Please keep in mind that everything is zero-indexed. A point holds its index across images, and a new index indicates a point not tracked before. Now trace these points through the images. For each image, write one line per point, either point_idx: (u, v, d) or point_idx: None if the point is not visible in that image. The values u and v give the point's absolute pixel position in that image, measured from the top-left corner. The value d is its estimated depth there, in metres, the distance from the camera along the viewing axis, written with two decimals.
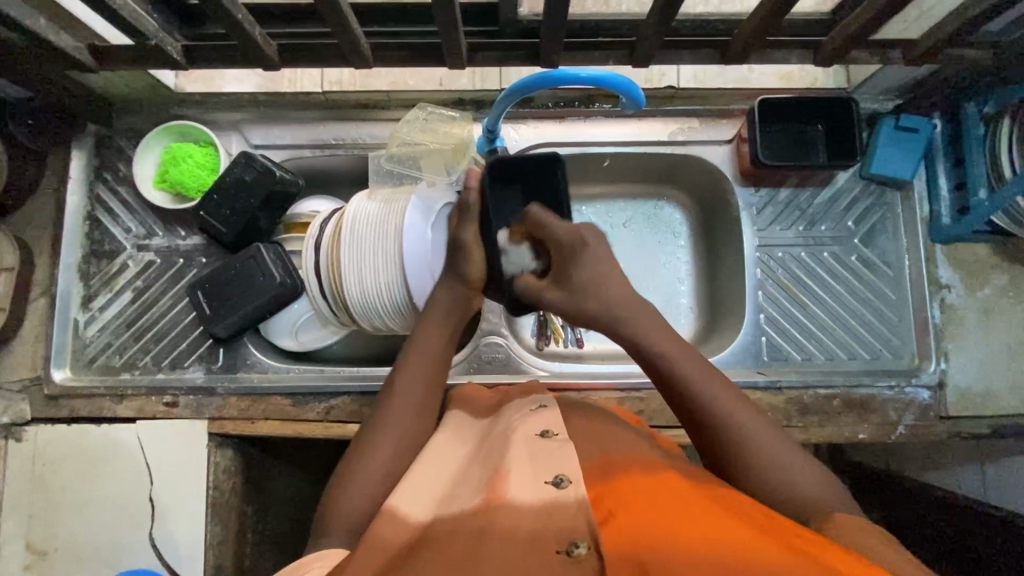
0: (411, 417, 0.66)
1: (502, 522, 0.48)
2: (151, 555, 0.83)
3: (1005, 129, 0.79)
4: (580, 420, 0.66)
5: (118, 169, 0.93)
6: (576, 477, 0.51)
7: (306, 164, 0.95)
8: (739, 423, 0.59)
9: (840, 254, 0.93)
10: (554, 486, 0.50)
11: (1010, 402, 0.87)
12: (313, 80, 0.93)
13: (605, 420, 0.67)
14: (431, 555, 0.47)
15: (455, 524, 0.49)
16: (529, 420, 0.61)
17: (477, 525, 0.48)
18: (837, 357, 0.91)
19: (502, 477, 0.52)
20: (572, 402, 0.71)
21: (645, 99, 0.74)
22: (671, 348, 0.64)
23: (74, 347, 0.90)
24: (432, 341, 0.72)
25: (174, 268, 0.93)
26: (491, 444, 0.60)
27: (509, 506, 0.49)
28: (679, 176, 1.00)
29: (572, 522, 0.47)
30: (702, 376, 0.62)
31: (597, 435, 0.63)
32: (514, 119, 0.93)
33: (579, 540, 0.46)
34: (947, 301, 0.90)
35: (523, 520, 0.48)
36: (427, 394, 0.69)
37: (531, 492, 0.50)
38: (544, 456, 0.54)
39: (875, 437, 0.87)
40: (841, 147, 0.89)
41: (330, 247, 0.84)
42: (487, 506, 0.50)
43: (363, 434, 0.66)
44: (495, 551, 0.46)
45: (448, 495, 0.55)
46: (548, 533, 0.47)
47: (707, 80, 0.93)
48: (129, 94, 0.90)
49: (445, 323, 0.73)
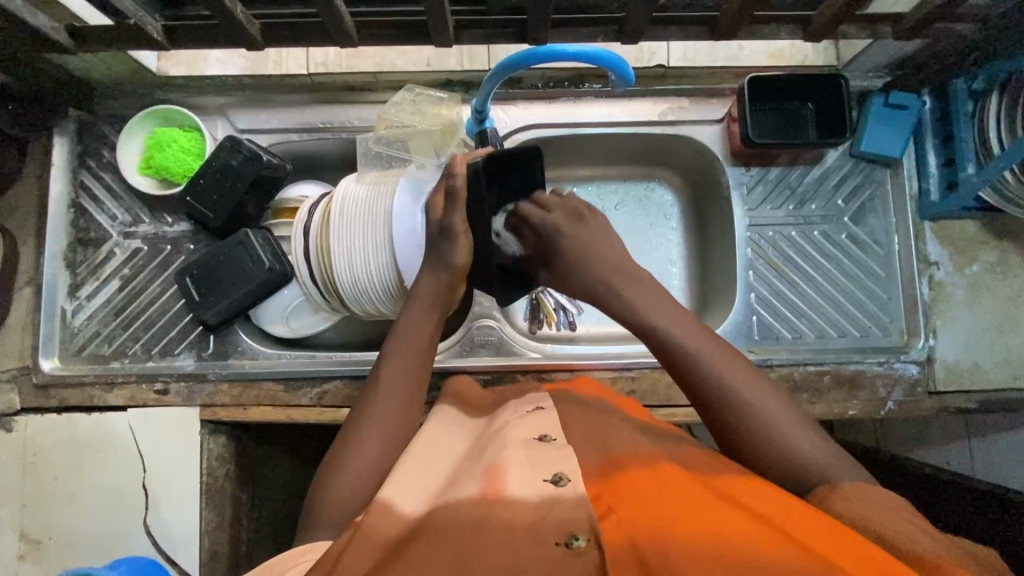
0: (399, 401, 0.66)
1: (501, 514, 0.48)
2: (146, 542, 0.82)
3: (994, 104, 0.80)
4: (574, 411, 0.66)
5: (102, 155, 0.92)
6: (575, 475, 0.52)
7: (293, 149, 0.94)
8: (756, 415, 0.60)
9: (830, 232, 0.93)
10: (552, 484, 0.51)
11: (995, 376, 0.88)
12: (299, 61, 0.93)
13: (598, 413, 0.66)
14: (428, 547, 0.47)
15: (452, 515, 0.50)
16: (526, 420, 0.61)
17: (477, 517, 0.49)
18: (827, 335, 0.91)
19: (499, 474, 0.52)
20: (567, 396, 0.70)
21: (634, 77, 0.73)
22: (688, 341, 0.63)
23: (63, 336, 0.89)
24: (420, 329, 0.70)
25: (162, 255, 0.92)
26: (487, 442, 0.60)
27: (508, 499, 0.49)
28: (671, 157, 1.00)
29: (573, 515, 0.48)
30: (724, 368, 0.62)
31: (594, 426, 0.62)
32: (504, 101, 0.92)
33: (578, 533, 0.46)
34: (936, 278, 0.91)
35: (521, 513, 0.48)
36: (417, 381, 0.68)
37: (529, 488, 0.50)
38: (543, 457, 0.54)
39: (864, 413, 0.88)
40: (831, 125, 0.88)
41: (320, 232, 0.84)
42: (485, 500, 0.50)
43: (353, 424, 0.66)
44: (493, 542, 0.46)
45: (444, 488, 0.55)
46: (548, 524, 0.47)
47: (696, 59, 0.93)
48: (111, 77, 0.89)
49: (428, 311, 0.71)
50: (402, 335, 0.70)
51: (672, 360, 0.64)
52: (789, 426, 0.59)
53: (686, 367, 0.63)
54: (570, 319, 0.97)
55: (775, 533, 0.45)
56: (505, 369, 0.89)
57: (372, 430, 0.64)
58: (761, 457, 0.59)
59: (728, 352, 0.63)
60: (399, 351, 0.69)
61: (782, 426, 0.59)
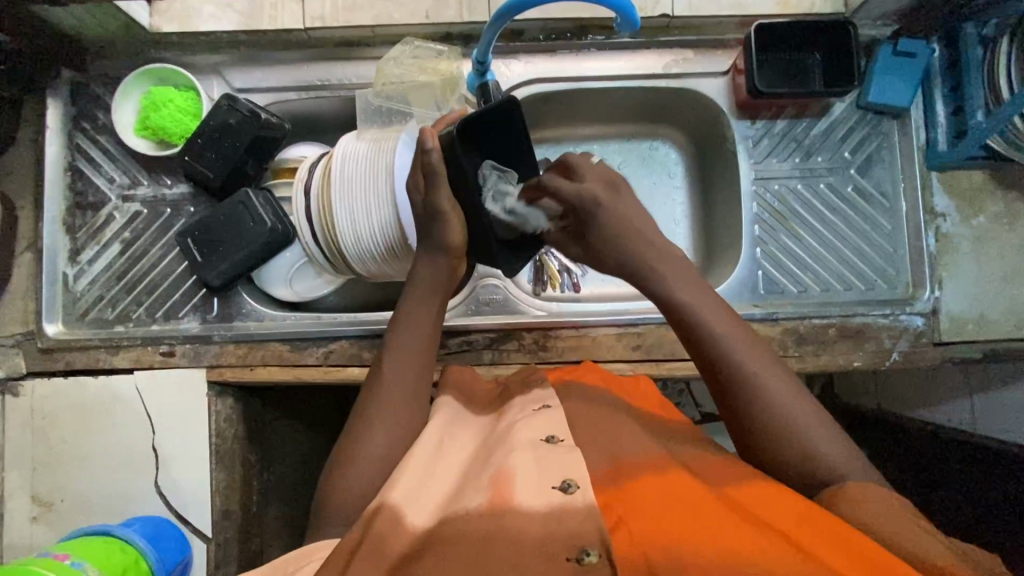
0: (403, 391, 0.66)
1: (511, 529, 0.49)
2: (158, 501, 0.83)
3: (1004, 49, 0.79)
4: (582, 405, 0.65)
5: (97, 117, 0.90)
6: (583, 482, 0.52)
7: (291, 108, 0.92)
8: (774, 401, 0.60)
9: (836, 185, 0.93)
10: (561, 491, 0.52)
11: (1001, 326, 0.88)
12: (295, 16, 0.88)
13: (605, 409, 0.65)
14: (439, 561, 0.48)
15: (462, 526, 0.50)
16: (531, 418, 0.60)
17: (486, 530, 0.49)
18: (832, 289, 0.91)
19: (507, 481, 0.52)
20: (575, 387, 0.69)
21: (639, 21, 0.72)
22: (716, 320, 0.63)
23: (65, 301, 0.89)
24: (422, 320, 0.70)
25: (162, 219, 0.91)
26: (491, 445, 0.59)
27: (517, 511, 0.50)
28: (675, 113, 0.99)
29: (582, 527, 0.49)
30: (747, 354, 0.62)
31: (603, 423, 0.62)
32: (505, 55, 0.90)
33: (590, 548, 0.48)
34: (942, 230, 0.90)
35: (531, 526, 0.49)
36: (421, 371, 0.68)
37: (537, 497, 0.51)
38: (550, 459, 0.54)
39: (869, 365, 0.88)
40: (838, 74, 0.87)
41: (323, 213, 0.83)
42: (494, 510, 0.51)
43: (358, 417, 0.65)
44: (505, 556, 0.48)
45: (454, 490, 0.55)
46: (558, 540, 0.48)
47: (701, 8, 0.88)
48: (103, 35, 0.87)
49: (431, 301, 0.71)
50: (405, 327, 0.69)
51: (687, 328, 0.64)
52: (803, 415, 0.59)
53: (706, 348, 0.63)
54: (574, 280, 1.01)
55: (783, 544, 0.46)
56: (511, 326, 0.89)
57: (379, 422, 0.63)
58: (772, 443, 0.59)
59: (757, 347, 0.63)
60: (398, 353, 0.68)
61: (798, 414, 0.59)
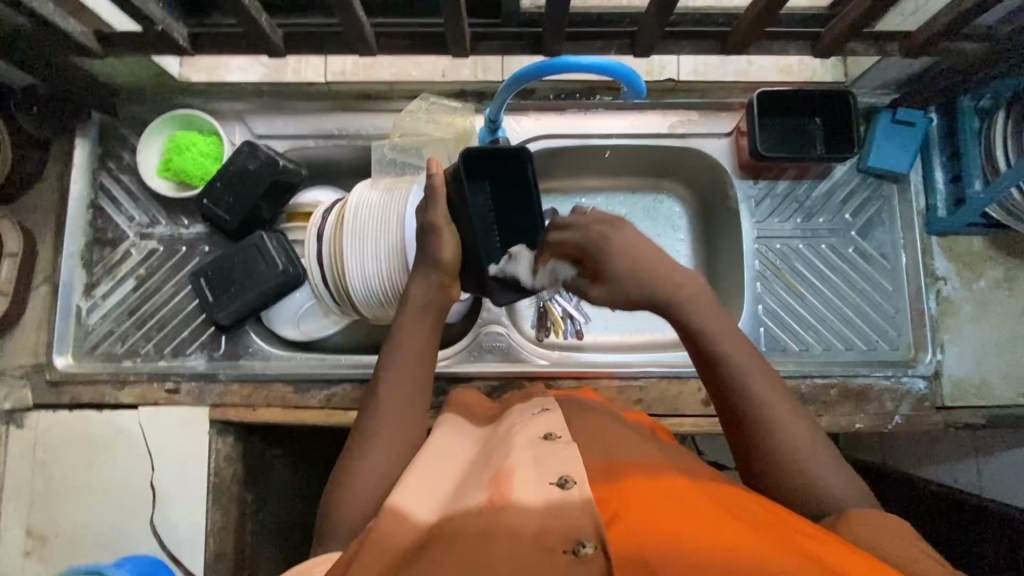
0: (410, 384, 0.66)
1: (506, 524, 0.47)
2: (151, 541, 0.83)
3: (1000, 122, 0.80)
4: (582, 418, 0.65)
5: (122, 158, 0.94)
6: (580, 477, 0.50)
7: (308, 154, 0.96)
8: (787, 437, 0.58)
9: (837, 246, 0.94)
10: (557, 487, 0.50)
11: (1003, 392, 0.88)
12: (317, 70, 0.97)
13: (603, 420, 0.65)
14: None
15: (461, 525, 0.49)
16: (532, 422, 0.61)
17: (485, 527, 0.48)
18: (834, 348, 0.92)
19: (506, 481, 0.51)
20: (573, 402, 0.70)
21: (645, 90, 0.75)
22: (730, 347, 0.62)
23: (77, 334, 0.91)
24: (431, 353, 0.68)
25: (177, 256, 0.93)
26: (493, 449, 0.59)
27: (514, 507, 0.48)
28: (680, 170, 1.01)
29: (579, 521, 0.47)
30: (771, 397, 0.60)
31: (598, 433, 0.61)
32: (516, 111, 0.94)
33: (586, 540, 0.45)
34: (943, 293, 0.91)
35: (529, 520, 0.47)
36: (420, 364, 0.67)
37: (534, 493, 0.49)
38: (548, 457, 0.53)
39: (871, 427, 0.87)
40: (838, 139, 0.90)
41: (333, 245, 0.85)
42: (492, 508, 0.49)
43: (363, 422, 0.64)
44: (500, 552, 0.46)
45: (454, 494, 0.54)
46: (553, 532, 0.46)
47: (705, 74, 0.98)
48: (135, 82, 0.91)
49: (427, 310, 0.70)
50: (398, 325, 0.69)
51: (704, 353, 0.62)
52: (815, 454, 0.58)
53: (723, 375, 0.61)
54: (576, 327, 0.96)
55: (780, 541, 0.45)
56: (514, 375, 0.89)
57: (376, 440, 0.62)
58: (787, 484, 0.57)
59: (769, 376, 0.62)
60: (397, 347, 0.68)
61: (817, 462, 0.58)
